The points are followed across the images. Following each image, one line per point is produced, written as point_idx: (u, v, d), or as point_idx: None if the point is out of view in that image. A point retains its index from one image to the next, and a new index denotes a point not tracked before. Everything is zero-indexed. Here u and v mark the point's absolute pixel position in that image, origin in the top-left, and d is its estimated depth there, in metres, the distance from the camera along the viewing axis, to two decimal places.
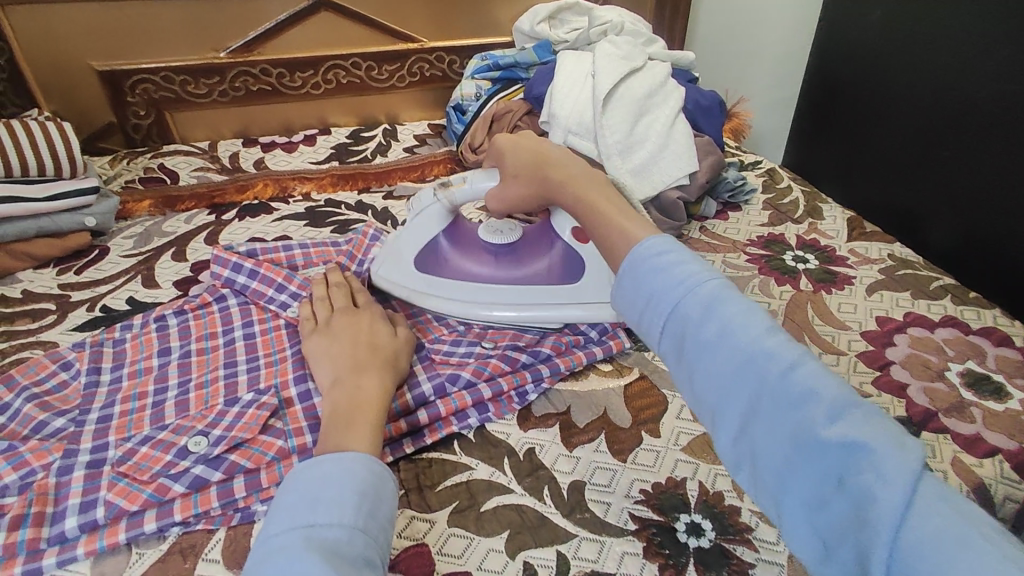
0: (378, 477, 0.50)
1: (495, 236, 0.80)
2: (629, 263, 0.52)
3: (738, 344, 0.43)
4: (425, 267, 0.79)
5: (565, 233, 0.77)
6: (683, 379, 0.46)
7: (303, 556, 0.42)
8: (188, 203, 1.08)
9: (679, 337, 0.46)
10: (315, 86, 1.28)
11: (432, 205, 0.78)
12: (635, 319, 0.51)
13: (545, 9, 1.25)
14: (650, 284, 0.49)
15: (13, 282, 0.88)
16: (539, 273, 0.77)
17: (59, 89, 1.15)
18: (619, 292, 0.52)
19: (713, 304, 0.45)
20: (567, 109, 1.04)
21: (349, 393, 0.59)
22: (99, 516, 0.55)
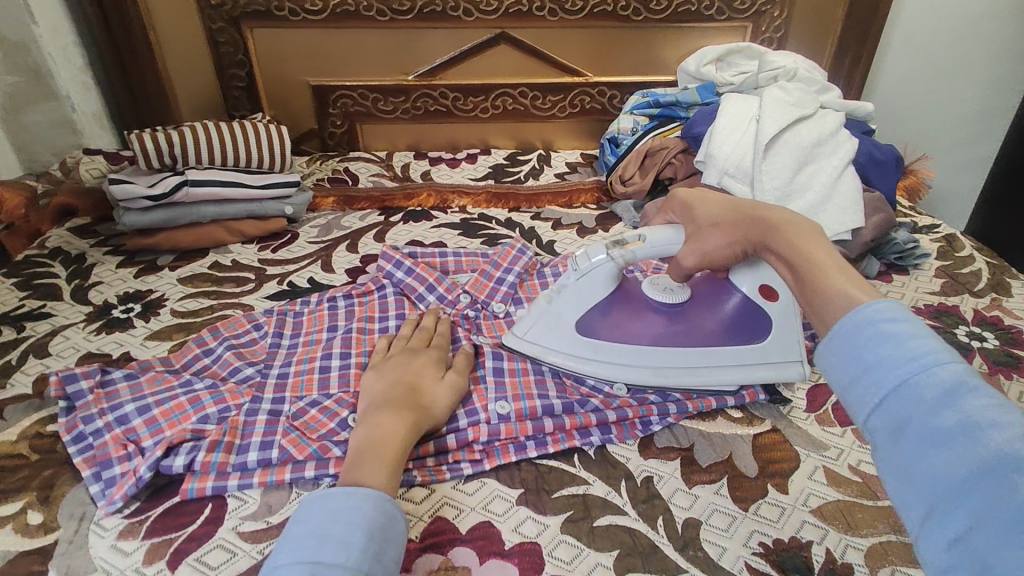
0: (387, 519, 0.51)
1: (661, 292, 0.74)
2: (845, 324, 0.45)
3: (983, 445, 0.35)
4: (588, 330, 0.73)
5: (749, 290, 0.71)
6: (894, 467, 0.39)
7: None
8: (363, 203, 1.22)
9: (900, 418, 0.39)
10: (483, 110, 1.40)
11: (603, 264, 0.71)
12: (839, 382, 0.44)
13: (713, 51, 1.27)
14: (873, 352, 0.42)
15: (226, 251, 1.05)
16: (718, 334, 0.73)
17: (280, 98, 1.37)
18: (826, 351, 0.46)
19: (957, 388, 0.37)
20: (726, 150, 1.03)
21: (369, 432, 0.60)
22: (273, 456, 0.65)
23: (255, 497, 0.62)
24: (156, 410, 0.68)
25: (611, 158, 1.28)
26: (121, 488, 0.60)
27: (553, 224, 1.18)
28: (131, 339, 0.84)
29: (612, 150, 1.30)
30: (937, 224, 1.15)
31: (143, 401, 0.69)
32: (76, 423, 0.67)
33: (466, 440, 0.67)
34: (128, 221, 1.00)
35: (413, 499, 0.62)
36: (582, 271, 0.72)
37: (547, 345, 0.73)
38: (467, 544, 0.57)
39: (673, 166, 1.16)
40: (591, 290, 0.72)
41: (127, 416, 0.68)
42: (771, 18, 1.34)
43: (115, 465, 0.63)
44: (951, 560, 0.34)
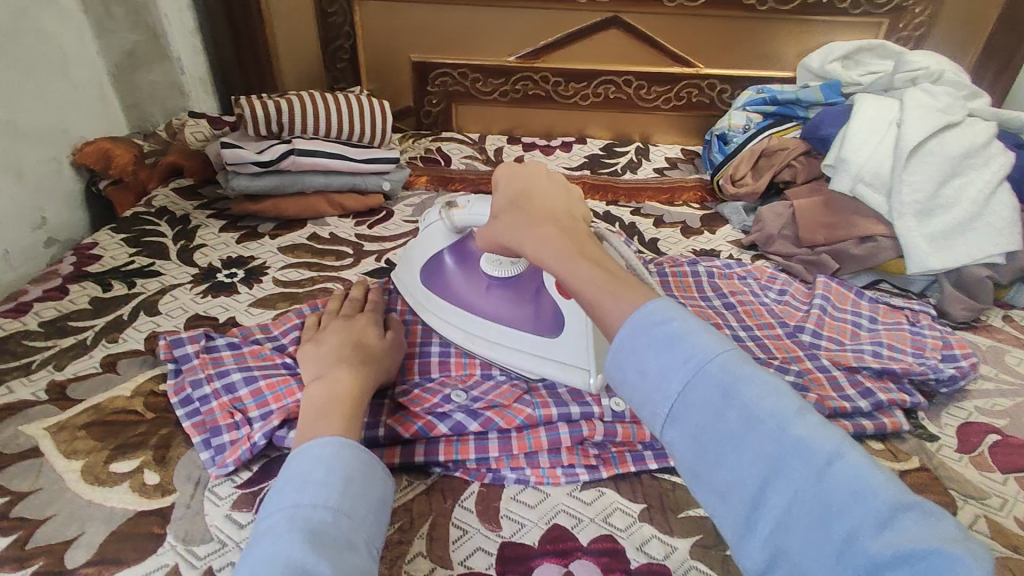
0: (368, 463, 0.49)
1: (501, 266, 0.73)
2: (624, 329, 0.45)
3: (767, 436, 0.38)
4: (431, 282, 0.78)
5: (553, 281, 0.70)
6: (695, 472, 0.41)
7: (287, 538, 0.42)
8: (457, 184, 1.19)
9: (695, 423, 0.41)
10: (583, 97, 1.35)
11: (435, 222, 0.77)
12: (631, 395, 0.44)
13: (842, 47, 1.17)
14: (657, 359, 0.43)
15: (324, 224, 1.05)
16: (518, 317, 0.71)
17: (380, 73, 1.36)
18: (614, 363, 0.45)
19: (728, 385, 0.40)
20: (862, 155, 0.94)
21: (324, 387, 0.58)
22: (381, 436, 0.62)
23: None
24: (263, 382, 0.66)
25: (718, 156, 1.21)
26: (234, 453, 0.59)
27: (655, 221, 1.11)
28: (236, 305, 0.83)
29: (720, 147, 1.22)
30: None
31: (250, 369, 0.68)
32: (185, 386, 0.67)
33: (580, 437, 0.63)
34: (237, 185, 1.00)
35: (528, 502, 0.59)
36: (427, 225, 0.79)
37: (405, 284, 0.81)
38: (589, 557, 0.53)
39: (793, 168, 1.07)
40: (435, 241, 0.78)
41: (235, 384, 0.66)
42: (912, 15, 1.23)
43: (224, 433, 0.62)
44: (764, 558, 0.37)
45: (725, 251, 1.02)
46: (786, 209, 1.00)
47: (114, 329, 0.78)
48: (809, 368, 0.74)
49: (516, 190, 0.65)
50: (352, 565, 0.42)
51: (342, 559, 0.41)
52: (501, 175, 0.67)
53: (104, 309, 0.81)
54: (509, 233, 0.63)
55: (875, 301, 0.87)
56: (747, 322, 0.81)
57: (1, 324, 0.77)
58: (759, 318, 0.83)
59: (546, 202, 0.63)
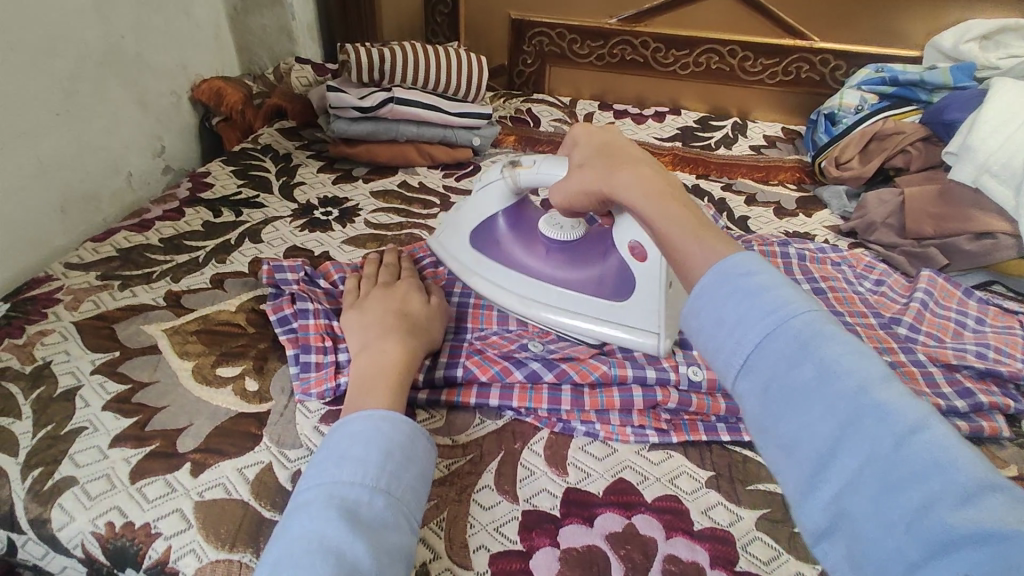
0: (408, 438, 0.51)
1: (561, 229, 0.72)
2: (703, 280, 0.43)
3: (842, 394, 0.35)
4: (480, 244, 0.76)
5: (621, 244, 0.67)
6: (761, 429, 0.38)
7: (323, 515, 0.44)
8: (544, 146, 1.20)
9: (768, 378, 0.38)
10: (683, 66, 1.30)
11: (497, 181, 0.74)
12: (702, 344, 0.42)
13: (980, 26, 1.08)
14: (736, 308, 0.40)
15: (414, 173, 1.07)
16: (584, 281, 0.70)
17: (478, 29, 1.36)
18: (691, 309, 0.43)
19: (812, 341, 0.37)
20: (992, 143, 0.86)
21: (372, 357, 0.59)
22: (459, 375, 0.65)
23: (442, 413, 0.63)
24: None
25: (823, 136, 1.14)
26: (320, 384, 0.63)
27: (746, 199, 1.07)
28: (331, 241, 0.88)
29: (827, 127, 1.15)
30: None
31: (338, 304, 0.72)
32: (281, 306, 0.71)
33: (654, 402, 0.63)
34: (337, 128, 1.04)
35: (595, 455, 0.60)
36: (484, 185, 0.76)
37: (446, 250, 0.78)
38: (652, 514, 0.54)
39: (906, 154, 1.01)
40: (487, 203, 0.76)
41: (329, 312, 0.71)
42: None
43: (313, 353, 0.66)
44: (824, 524, 0.34)
45: (820, 236, 0.97)
46: (894, 197, 0.94)
47: (221, 251, 0.84)
48: (903, 360, 0.70)
49: (600, 142, 0.65)
50: (388, 542, 0.44)
51: (376, 539, 0.44)
52: (579, 129, 0.68)
53: (214, 233, 0.88)
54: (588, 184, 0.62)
55: (984, 302, 0.81)
56: (839, 308, 0.78)
57: (128, 236, 0.85)
58: (851, 305, 0.79)
59: (628, 152, 0.61)
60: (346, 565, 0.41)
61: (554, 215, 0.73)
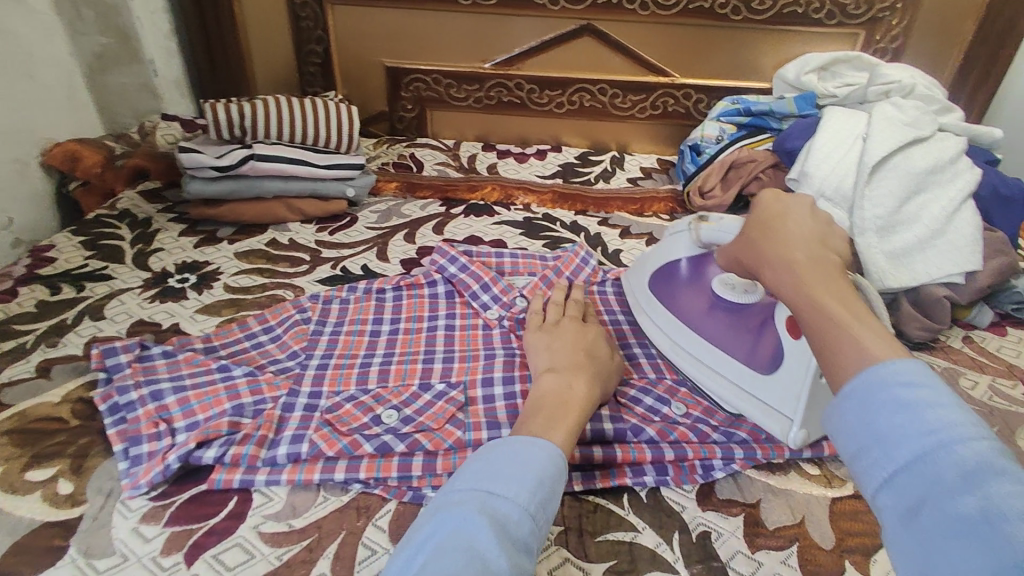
0: (558, 472, 0.49)
1: (737, 291, 0.72)
2: (857, 380, 0.40)
3: (1005, 535, 0.30)
4: (658, 284, 0.79)
5: (780, 318, 0.65)
6: (906, 558, 0.34)
7: (472, 517, 0.43)
8: (425, 191, 1.18)
9: (911, 498, 0.34)
10: (558, 105, 1.34)
11: (682, 232, 0.76)
12: (846, 448, 0.39)
13: (817, 59, 1.15)
14: (883, 421, 0.38)
15: (284, 229, 1.04)
16: (738, 346, 0.69)
17: (354, 79, 1.35)
18: (834, 410, 0.41)
19: (977, 471, 0.33)
20: (824, 168, 0.93)
21: (558, 386, 0.60)
22: (303, 451, 0.61)
23: (281, 495, 0.60)
24: (191, 391, 0.67)
25: (690, 166, 1.20)
26: (148, 473, 0.58)
27: (621, 232, 1.10)
28: (182, 311, 0.83)
29: (692, 158, 1.21)
30: None
31: (180, 381, 0.67)
32: (111, 393, 0.66)
33: None
34: (193, 189, 1.00)
35: None
36: (673, 232, 0.78)
37: (633, 284, 0.83)
38: None
39: (760, 181, 1.06)
40: (673, 248, 0.77)
41: (161, 392, 0.66)
42: (889, 26, 1.21)
43: (144, 443, 0.61)
44: None
45: None
46: None
47: (55, 333, 0.77)
48: None
49: (756, 217, 0.61)
50: (525, 569, 0.42)
51: (517, 559, 0.42)
52: (762, 195, 0.62)
53: (49, 313, 0.81)
54: (747, 252, 0.61)
55: None
56: None
57: None
58: None
59: (793, 234, 0.56)
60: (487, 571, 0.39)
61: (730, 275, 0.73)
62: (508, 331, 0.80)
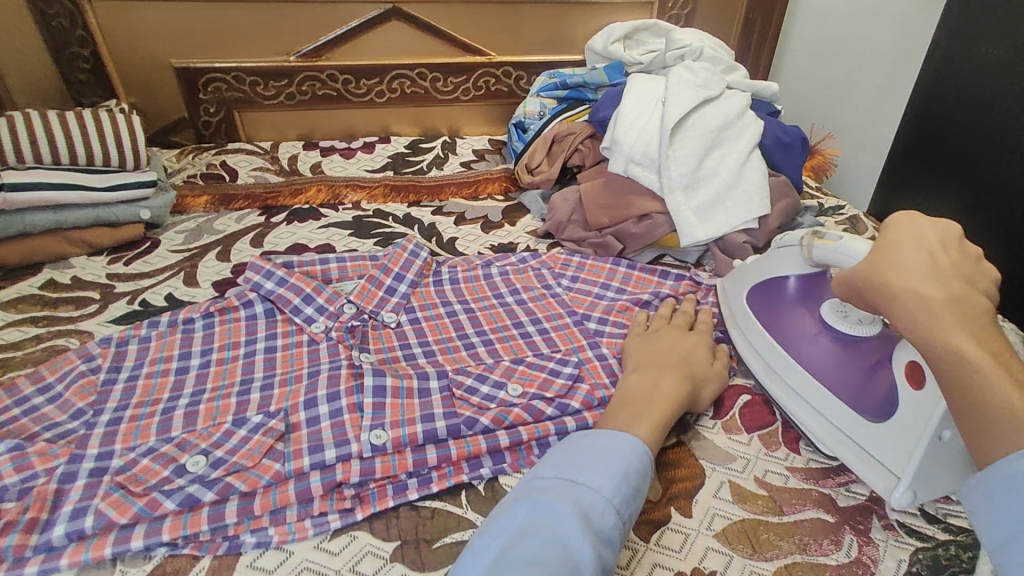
0: (641, 469, 0.51)
1: (848, 318, 0.67)
2: (993, 466, 0.43)
3: None
4: (759, 298, 0.75)
5: (901, 363, 0.59)
6: None
7: (561, 508, 0.46)
8: (241, 202, 1.08)
9: None
10: (379, 94, 1.28)
11: (794, 246, 0.72)
12: (990, 535, 0.43)
13: (619, 29, 1.19)
14: (1017, 512, 0.41)
15: (66, 266, 0.89)
16: (843, 379, 0.64)
17: (140, 85, 1.19)
18: (972, 490, 0.44)
19: None
20: (631, 135, 0.97)
21: (647, 386, 0.62)
22: (87, 525, 0.53)
23: None
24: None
25: (518, 144, 1.21)
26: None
27: (456, 219, 1.08)
28: None
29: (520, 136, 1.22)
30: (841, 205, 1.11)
31: None
32: None
33: (334, 482, 0.58)
34: None
35: (267, 566, 0.53)
36: (784, 245, 0.74)
37: (728, 294, 0.80)
38: None
39: (580, 152, 1.09)
40: (783, 263, 0.74)
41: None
42: None
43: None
44: None
45: (522, 244, 1.01)
46: (574, 193, 1.02)
47: None
48: (588, 357, 0.74)
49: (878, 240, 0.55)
50: (607, 560, 0.44)
51: (600, 551, 0.44)
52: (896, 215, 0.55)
53: None
54: (858, 280, 0.55)
55: (680, 279, 0.89)
56: (535, 317, 0.81)
57: None
58: (547, 309, 0.83)
59: (913, 269, 0.50)
60: (571, 557, 0.42)
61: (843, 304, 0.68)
62: (337, 346, 0.75)
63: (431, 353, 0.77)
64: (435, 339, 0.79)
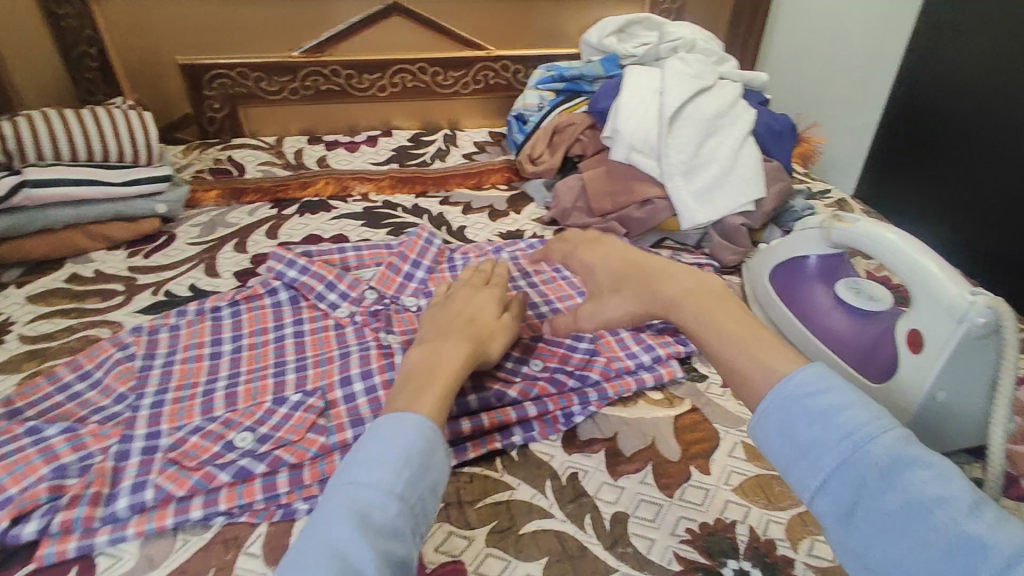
0: (429, 444, 0.49)
1: (863, 297, 0.73)
2: (773, 398, 0.49)
3: (934, 524, 0.41)
4: (781, 277, 0.81)
5: (900, 333, 0.63)
6: (849, 545, 0.44)
7: (334, 515, 0.44)
8: (252, 195, 1.10)
9: (845, 497, 0.44)
10: (381, 88, 1.30)
11: (814, 227, 0.77)
12: (779, 462, 0.49)
13: (614, 23, 1.23)
14: (806, 433, 0.47)
15: (87, 261, 0.91)
16: (850, 349, 0.69)
17: (146, 82, 1.21)
18: (759, 428, 0.50)
19: (894, 465, 0.43)
20: (631, 125, 1.01)
21: (426, 356, 0.57)
22: (148, 498, 0.56)
23: (132, 550, 0.54)
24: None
25: (518, 136, 1.24)
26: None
27: (463, 208, 1.12)
28: None
29: (520, 128, 1.26)
30: (828, 190, 1.18)
31: None
32: None
33: None
34: None
35: None
36: (803, 228, 0.79)
37: (754, 274, 0.87)
38: None
39: (581, 142, 1.13)
40: (802, 243, 0.79)
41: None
42: None
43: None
44: None
45: (529, 231, 1.05)
46: (577, 181, 1.06)
47: None
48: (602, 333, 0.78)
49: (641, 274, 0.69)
50: (394, 554, 0.44)
51: (382, 546, 0.43)
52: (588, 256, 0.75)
53: None
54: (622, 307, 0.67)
55: None
56: (548, 297, 0.86)
57: None
58: (559, 291, 0.88)
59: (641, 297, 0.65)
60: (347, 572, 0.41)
61: (854, 282, 0.75)
62: (364, 330, 0.78)
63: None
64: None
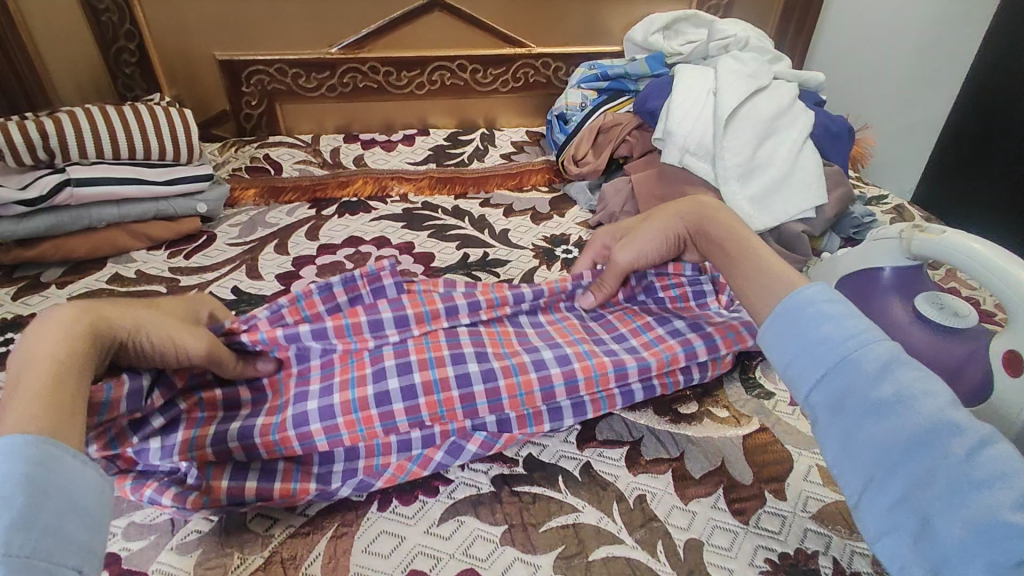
0: (43, 472, 0.39)
1: (947, 312, 0.69)
2: (785, 304, 0.49)
3: (916, 411, 0.41)
4: (853, 288, 0.77)
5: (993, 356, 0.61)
6: (830, 439, 0.45)
7: None
8: (290, 194, 1.08)
9: (837, 393, 0.44)
10: (419, 86, 1.28)
11: (892, 239, 0.73)
12: (782, 359, 0.48)
13: (660, 19, 1.20)
14: (815, 333, 0.46)
15: (128, 261, 0.89)
16: (937, 364, 0.65)
17: (184, 76, 1.19)
18: (766, 335, 0.50)
19: (892, 361, 0.44)
20: (685, 127, 0.98)
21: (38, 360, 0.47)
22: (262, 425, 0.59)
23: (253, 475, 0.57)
24: None
25: (560, 135, 1.20)
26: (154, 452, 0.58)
27: (505, 211, 1.09)
28: None
29: (561, 127, 1.21)
30: (885, 195, 1.13)
31: None
32: None
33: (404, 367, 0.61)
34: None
35: (381, 552, 0.54)
36: (877, 238, 0.75)
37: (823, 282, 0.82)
38: None
39: (628, 143, 1.10)
40: (874, 254, 0.75)
41: None
42: None
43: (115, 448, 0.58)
44: (891, 525, 0.40)
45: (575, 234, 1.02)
46: (625, 184, 1.03)
47: None
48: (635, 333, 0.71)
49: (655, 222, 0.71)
50: None
51: None
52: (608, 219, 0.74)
53: None
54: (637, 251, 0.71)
55: None
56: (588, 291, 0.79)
57: None
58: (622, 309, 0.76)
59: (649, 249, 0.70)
60: None
61: (937, 296, 0.71)
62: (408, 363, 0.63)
63: (492, 373, 0.63)
64: (495, 349, 0.67)
